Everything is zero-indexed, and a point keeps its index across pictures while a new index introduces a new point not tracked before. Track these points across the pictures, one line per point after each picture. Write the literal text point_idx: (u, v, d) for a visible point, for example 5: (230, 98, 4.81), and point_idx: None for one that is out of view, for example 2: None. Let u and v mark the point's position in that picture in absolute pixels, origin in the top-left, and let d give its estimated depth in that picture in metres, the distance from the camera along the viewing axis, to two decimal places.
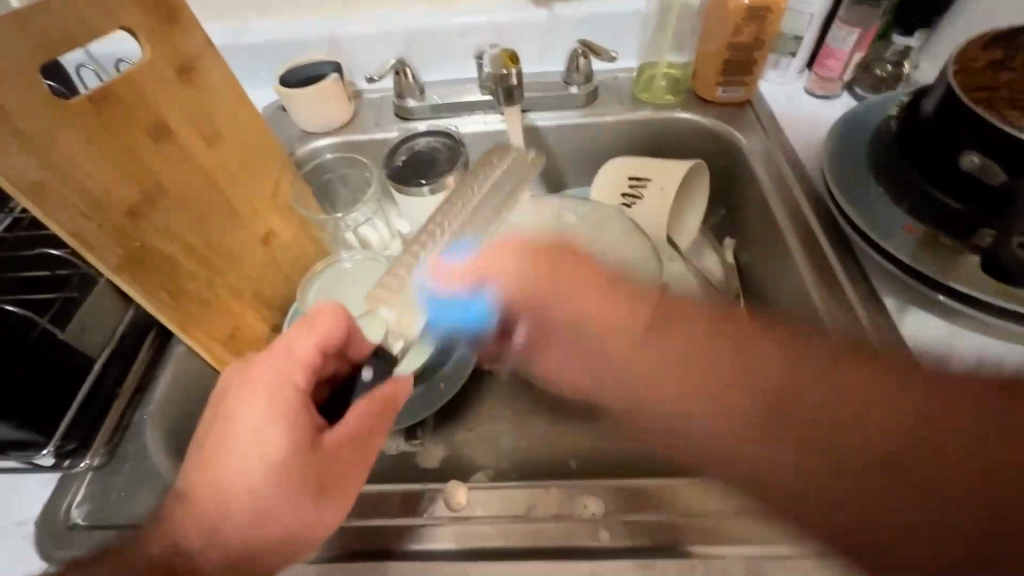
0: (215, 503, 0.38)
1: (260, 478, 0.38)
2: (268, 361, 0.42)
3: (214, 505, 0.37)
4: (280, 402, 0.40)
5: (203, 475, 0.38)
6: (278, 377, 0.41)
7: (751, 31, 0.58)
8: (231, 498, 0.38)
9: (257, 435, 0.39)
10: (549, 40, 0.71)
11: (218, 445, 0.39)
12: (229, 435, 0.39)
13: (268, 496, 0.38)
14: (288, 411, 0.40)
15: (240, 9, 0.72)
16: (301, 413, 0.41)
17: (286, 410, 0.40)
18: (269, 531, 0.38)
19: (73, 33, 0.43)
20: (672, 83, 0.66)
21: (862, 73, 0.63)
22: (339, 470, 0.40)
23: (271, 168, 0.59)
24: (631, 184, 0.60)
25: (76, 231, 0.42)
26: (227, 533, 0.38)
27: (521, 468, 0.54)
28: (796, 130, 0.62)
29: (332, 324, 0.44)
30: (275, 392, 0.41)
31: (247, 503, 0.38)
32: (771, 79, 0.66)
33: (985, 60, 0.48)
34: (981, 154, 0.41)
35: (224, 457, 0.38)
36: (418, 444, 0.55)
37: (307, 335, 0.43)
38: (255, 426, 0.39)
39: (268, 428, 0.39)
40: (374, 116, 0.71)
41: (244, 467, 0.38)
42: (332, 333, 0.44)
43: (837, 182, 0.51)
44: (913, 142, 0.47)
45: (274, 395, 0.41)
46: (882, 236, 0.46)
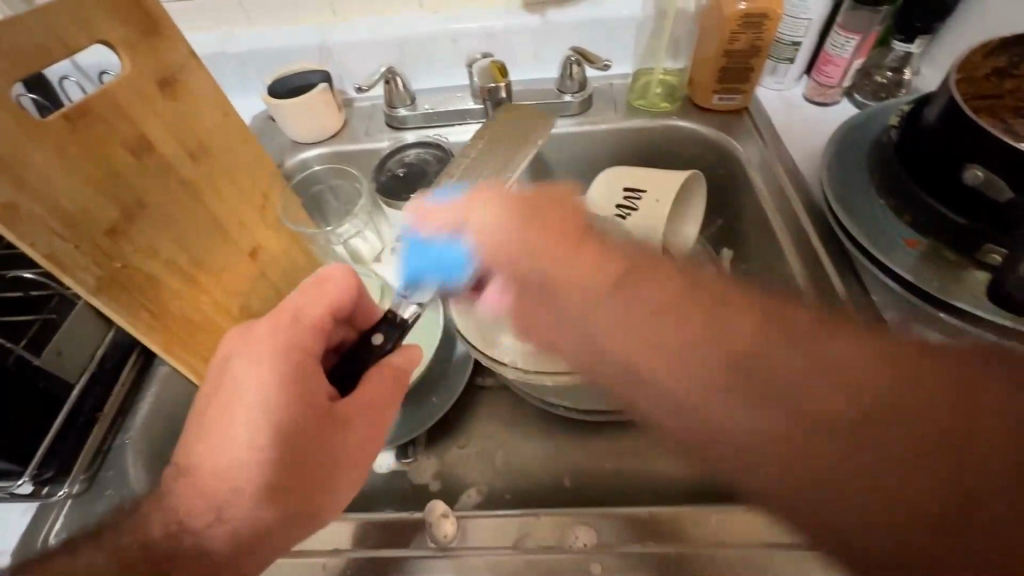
0: (226, 460, 0.37)
1: (271, 437, 0.37)
2: (279, 320, 0.42)
3: (222, 464, 0.37)
4: (294, 359, 0.40)
5: (213, 434, 0.37)
6: (294, 340, 0.41)
7: (748, 37, 0.56)
8: (240, 457, 0.37)
9: (269, 388, 0.38)
10: (542, 47, 0.69)
11: (229, 398, 0.38)
12: (238, 394, 0.38)
13: (279, 458, 0.37)
14: (299, 370, 0.40)
15: (227, 18, 0.71)
16: (310, 373, 0.40)
17: (300, 364, 0.40)
18: (276, 497, 0.36)
19: (46, 48, 0.42)
20: (668, 90, 0.65)
21: (861, 80, 0.61)
22: (344, 446, 0.39)
23: (258, 180, 0.58)
24: (625, 196, 0.58)
25: (50, 253, 0.41)
26: (231, 507, 0.36)
27: (515, 488, 0.52)
28: (794, 139, 0.60)
29: (345, 287, 0.45)
30: (288, 347, 0.41)
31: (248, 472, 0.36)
32: (769, 85, 0.65)
33: (988, 67, 0.47)
34: (985, 168, 0.40)
35: (232, 419, 0.37)
36: (411, 462, 0.53)
37: (320, 292, 0.44)
38: (266, 383, 0.39)
39: (280, 383, 0.39)
40: (365, 125, 0.69)
41: (255, 417, 0.37)
42: (342, 298, 0.45)
43: (835, 194, 0.49)
44: (914, 152, 0.46)
45: (287, 350, 0.40)
46: (883, 251, 0.45)
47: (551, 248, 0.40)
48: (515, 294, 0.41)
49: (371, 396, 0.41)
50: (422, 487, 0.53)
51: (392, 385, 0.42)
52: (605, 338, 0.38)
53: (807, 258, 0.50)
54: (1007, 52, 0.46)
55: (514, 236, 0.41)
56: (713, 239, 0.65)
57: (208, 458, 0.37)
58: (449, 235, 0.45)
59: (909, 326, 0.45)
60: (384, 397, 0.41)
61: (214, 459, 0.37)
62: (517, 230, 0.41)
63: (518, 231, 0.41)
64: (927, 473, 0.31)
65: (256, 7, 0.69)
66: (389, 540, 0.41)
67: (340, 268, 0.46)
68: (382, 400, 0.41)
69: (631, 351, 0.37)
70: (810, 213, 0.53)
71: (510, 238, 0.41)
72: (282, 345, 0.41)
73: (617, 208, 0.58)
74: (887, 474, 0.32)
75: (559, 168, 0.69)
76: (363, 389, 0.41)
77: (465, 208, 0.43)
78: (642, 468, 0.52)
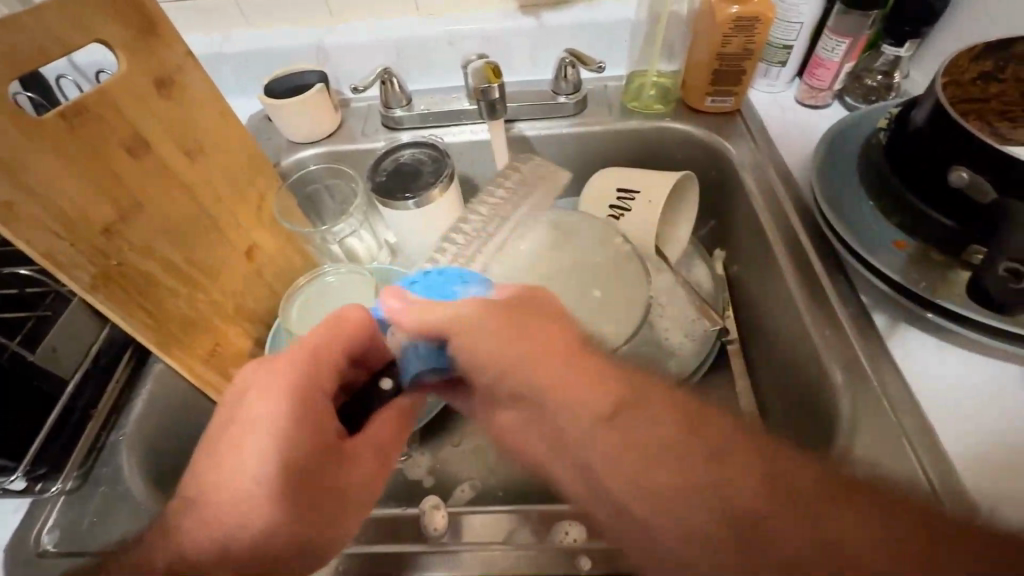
0: (233, 496, 0.37)
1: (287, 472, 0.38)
2: (292, 361, 0.42)
3: (233, 495, 0.37)
4: (308, 399, 0.41)
5: (221, 470, 0.37)
6: (309, 379, 0.42)
7: (740, 40, 0.57)
8: (252, 492, 0.37)
9: (285, 427, 0.39)
10: (537, 49, 0.70)
11: (237, 438, 0.38)
12: (252, 430, 0.38)
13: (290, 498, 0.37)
14: (314, 412, 0.40)
15: (224, 18, 0.71)
16: (324, 417, 0.41)
17: (313, 411, 0.40)
18: (285, 533, 0.37)
19: (45, 49, 0.42)
20: (662, 92, 0.66)
21: (852, 82, 0.62)
22: (355, 488, 0.41)
23: (254, 180, 0.58)
24: (619, 197, 0.59)
25: (46, 251, 0.41)
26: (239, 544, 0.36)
27: (507, 486, 0.53)
28: (786, 140, 0.61)
29: (360, 329, 0.45)
30: (303, 389, 0.41)
31: (255, 512, 0.36)
32: (761, 87, 0.66)
33: (975, 71, 0.47)
34: (971, 170, 0.40)
35: (239, 462, 0.37)
36: (404, 460, 0.54)
37: (339, 333, 0.44)
38: (280, 423, 0.39)
39: (295, 433, 0.39)
40: (361, 126, 0.70)
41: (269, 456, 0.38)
42: (355, 339, 0.45)
43: (824, 194, 0.50)
44: (902, 155, 0.46)
45: (301, 393, 0.41)
46: (872, 251, 0.46)
47: (528, 328, 0.42)
48: (511, 412, 0.45)
49: (377, 439, 0.43)
50: (416, 484, 0.53)
51: (394, 429, 0.44)
52: (583, 412, 0.39)
53: (797, 258, 0.50)
54: (995, 56, 0.46)
55: (522, 343, 0.41)
56: (705, 240, 0.66)
57: (214, 494, 0.37)
58: (433, 342, 0.44)
59: (897, 326, 0.45)
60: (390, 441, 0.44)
61: (220, 496, 0.37)
62: (493, 321, 0.42)
63: (552, 318, 0.43)
64: (852, 515, 0.32)
65: (253, 8, 0.70)
66: (381, 535, 0.42)
67: (357, 309, 0.45)
68: (385, 444, 0.43)
69: (575, 398, 0.39)
70: (800, 213, 0.53)
71: (475, 330, 0.42)
72: (297, 387, 0.41)
73: (611, 209, 0.59)
74: (780, 515, 0.33)
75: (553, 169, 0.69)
76: (372, 430, 0.43)
77: (461, 316, 0.43)
78: None
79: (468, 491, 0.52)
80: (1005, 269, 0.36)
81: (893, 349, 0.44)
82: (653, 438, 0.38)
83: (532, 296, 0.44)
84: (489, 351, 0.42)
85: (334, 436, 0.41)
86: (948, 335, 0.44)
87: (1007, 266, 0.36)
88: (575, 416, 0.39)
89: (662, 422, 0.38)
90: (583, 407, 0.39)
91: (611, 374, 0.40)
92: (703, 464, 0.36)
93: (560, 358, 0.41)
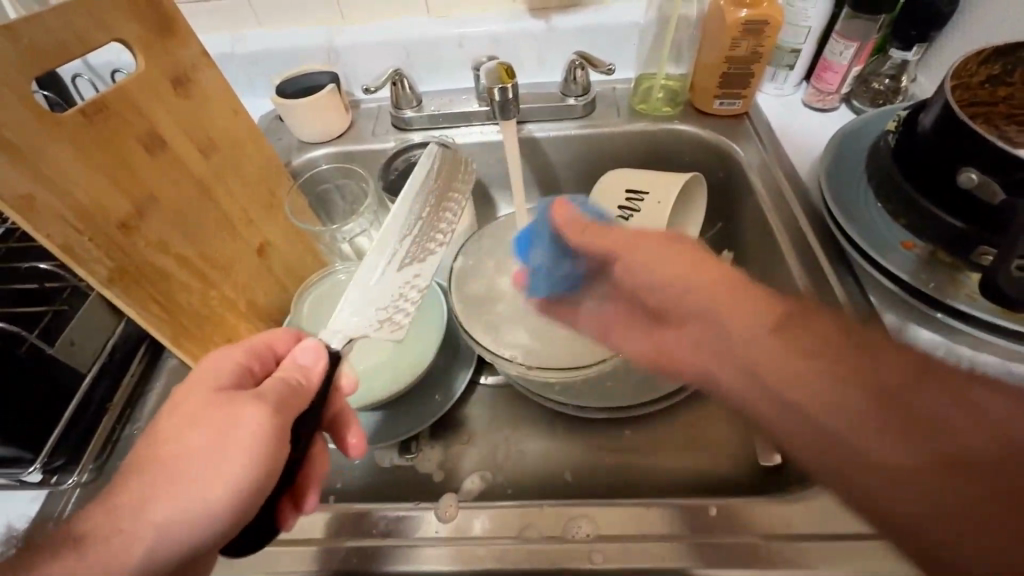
0: (133, 487, 0.34)
1: (189, 451, 0.35)
2: (208, 370, 0.40)
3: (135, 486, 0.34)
4: (215, 386, 0.39)
5: (128, 470, 0.35)
6: (222, 380, 0.40)
7: (748, 43, 0.58)
8: (150, 484, 0.34)
9: (183, 411, 0.37)
10: (546, 51, 0.70)
11: (157, 438, 0.36)
12: (166, 424, 0.37)
13: (187, 472, 0.34)
14: (216, 393, 0.38)
15: (237, 19, 0.72)
16: (231, 401, 0.37)
17: (220, 401, 0.37)
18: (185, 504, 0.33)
19: (66, 46, 0.43)
20: (670, 94, 0.66)
21: (860, 86, 0.62)
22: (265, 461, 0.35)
23: (266, 178, 0.59)
24: (628, 197, 0.59)
25: (64, 245, 0.41)
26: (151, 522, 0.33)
27: (516, 483, 0.53)
28: (793, 143, 0.62)
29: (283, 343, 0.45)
30: (213, 389, 0.39)
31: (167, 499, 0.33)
32: (769, 91, 0.67)
33: (984, 75, 0.48)
34: (980, 171, 0.40)
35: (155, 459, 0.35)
36: (413, 457, 0.55)
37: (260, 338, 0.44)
38: (183, 412, 0.37)
39: (196, 427, 0.36)
40: (371, 126, 0.70)
41: (174, 441, 0.35)
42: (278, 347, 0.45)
43: (833, 197, 0.51)
44: (909, 157, 0.47)
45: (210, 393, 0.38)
46: (881, 253, 0.46)
47: (638, 246, 0.39)
48: (640, 339, 0.43)
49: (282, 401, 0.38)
50: (427, 478, 0.53)
51: (292, 395, 0.39)
52: (703, 297, 0.36)
53: (805, 258, 0.50)
54: (1003, 59, 0.47)
55: (610, 237, 0.41)
56: (714, 241, 0.66)
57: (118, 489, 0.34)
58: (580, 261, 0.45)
59: (906, 327, 0.45)
60: (294, 398, 0.39)
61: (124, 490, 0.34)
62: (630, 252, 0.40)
63: (631, 233, 0.40)
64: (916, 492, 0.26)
65: (265, 9, 0.71)
66: (395, 532, 0.42)
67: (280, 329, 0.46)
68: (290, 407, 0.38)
69: (660, 271, 0.38)
70: (808, 215, 0.54)
71: (629, 253, 0.40)
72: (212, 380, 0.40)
73: (620, 208, 0.59)
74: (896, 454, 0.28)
75: (562, 170, 0.70)
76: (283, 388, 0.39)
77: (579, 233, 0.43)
78: (643, 465, 0.52)
79: (477, 485, 0.52)
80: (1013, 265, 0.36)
81: (903, 350, 0.44)
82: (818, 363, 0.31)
83: (708, 263, 0.37)
84: (658, 263, 0.38)
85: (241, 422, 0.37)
86: (956, 335, 0.45)
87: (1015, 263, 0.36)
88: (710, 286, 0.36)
89: (805, 342, 0.32)
90: (650, 251, 0.38)
91: (808, 334, 0.32)
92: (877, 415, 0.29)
93: (700, 282, 0.36)
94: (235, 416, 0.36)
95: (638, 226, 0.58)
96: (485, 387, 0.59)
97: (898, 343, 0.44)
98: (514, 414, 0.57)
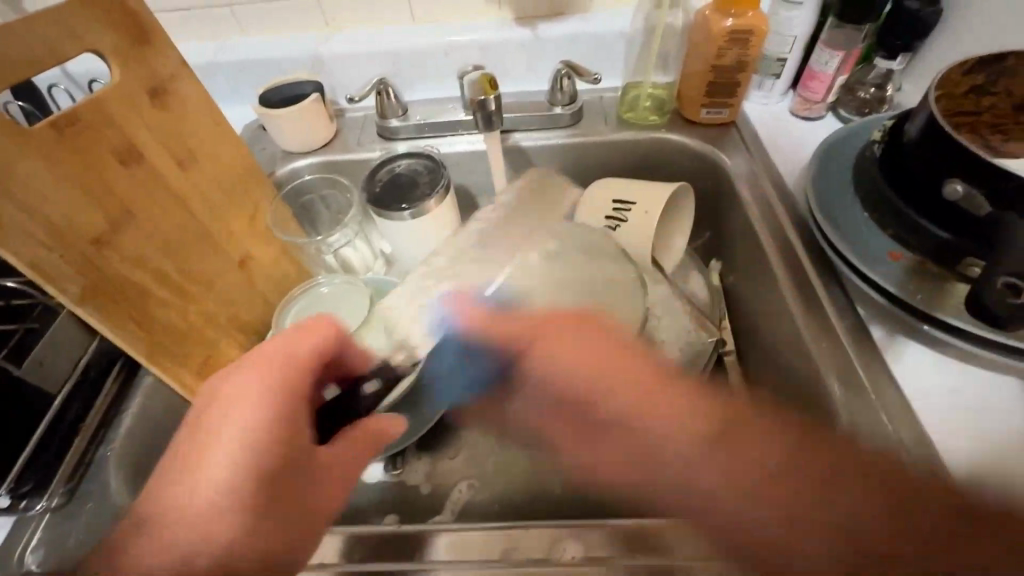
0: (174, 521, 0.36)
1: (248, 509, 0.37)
2: (266, 363, 0.42)
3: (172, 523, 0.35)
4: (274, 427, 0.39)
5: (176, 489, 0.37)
6: (278, 384, 0.41)
7: (735, 53, 0.58)
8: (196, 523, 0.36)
9: (246, 414, 0.39)
10: (533, 60, 0.70)
11: (213, 428, 0.39)
12: (228, 418, 0.39)
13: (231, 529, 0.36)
14: (273, 403, 0.40)
15: (219, 28, 0.71)
16: (291, 415, 0.40)
17: (284, 406, 0.40)
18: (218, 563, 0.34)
19: (35, 58, 0.42)
20: (657, 103, 0.66)
21: (845, 95, 0.62)
22: (306, 504, 0.38)
23: (247, 189, 0.58)
24: (615, 207, 0.59)
25: (34, 263, 0.40)
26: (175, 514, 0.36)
27: (502, 500, 0.52)
28: (780, 152, 0.61)
29: (329, 335, 0.45)
30: (274, 390, 0.41)
31: (207, 496, 0.36)
32: (755, 99, 0.67)
33: (968, 85, 0.48)
34: (965, 183, 0.40)
35: (204, 451, 0.38)
36: (399, 474, 0.54)
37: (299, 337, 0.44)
38: (255, 414, 0.39)
39: (265, 424, 0.39)
40: (357, 135, 0.70)
41: (232, 439, 0.38)
42: (326, 345, 0.45)
43: (820, 208, 0.50)
44: (897, 168, 0.46)
45: (273, 395, 0.41)
46: (870, 265, 0.45)
47: (567, 334, 0.43)
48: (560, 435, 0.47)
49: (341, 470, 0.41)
50: (414, 493, 0.53)
51: (357, 449, 0.41)
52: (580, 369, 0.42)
53: (793, 269, 0.50)
54: (985, 70, 0.47)
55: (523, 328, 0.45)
56: (702, 250, 0.66)
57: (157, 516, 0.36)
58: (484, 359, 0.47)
59: (893, 339, 0.45)
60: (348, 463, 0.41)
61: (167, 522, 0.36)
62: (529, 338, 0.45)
63: (539, 322, 0.45)
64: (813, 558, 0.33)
65: (248, 17, 0.70)
66: (395, 553, 0.41)
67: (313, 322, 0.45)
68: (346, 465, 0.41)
69: (567, 363, 0.42)
70: (797, 225, 0.53)
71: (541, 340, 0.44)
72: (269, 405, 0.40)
73: (607, 219, 0.58)
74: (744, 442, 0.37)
75: (550, 179, 0.70)
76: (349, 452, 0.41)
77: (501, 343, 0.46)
78: None
79: (465, 489, 0.53)
80: (1003, 281, 0.35)
81: (890, 361, 0.43)
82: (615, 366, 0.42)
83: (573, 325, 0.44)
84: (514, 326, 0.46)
85: (299, 434, 0.40)
86: (945, 348, 0.44)
87: (1004, 279, 0.35)
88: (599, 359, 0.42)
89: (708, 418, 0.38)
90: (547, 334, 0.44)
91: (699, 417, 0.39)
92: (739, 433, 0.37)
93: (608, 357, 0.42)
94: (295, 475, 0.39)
95: (626, 236, 0.57)
96: None
97: (884, 355, 0.44)
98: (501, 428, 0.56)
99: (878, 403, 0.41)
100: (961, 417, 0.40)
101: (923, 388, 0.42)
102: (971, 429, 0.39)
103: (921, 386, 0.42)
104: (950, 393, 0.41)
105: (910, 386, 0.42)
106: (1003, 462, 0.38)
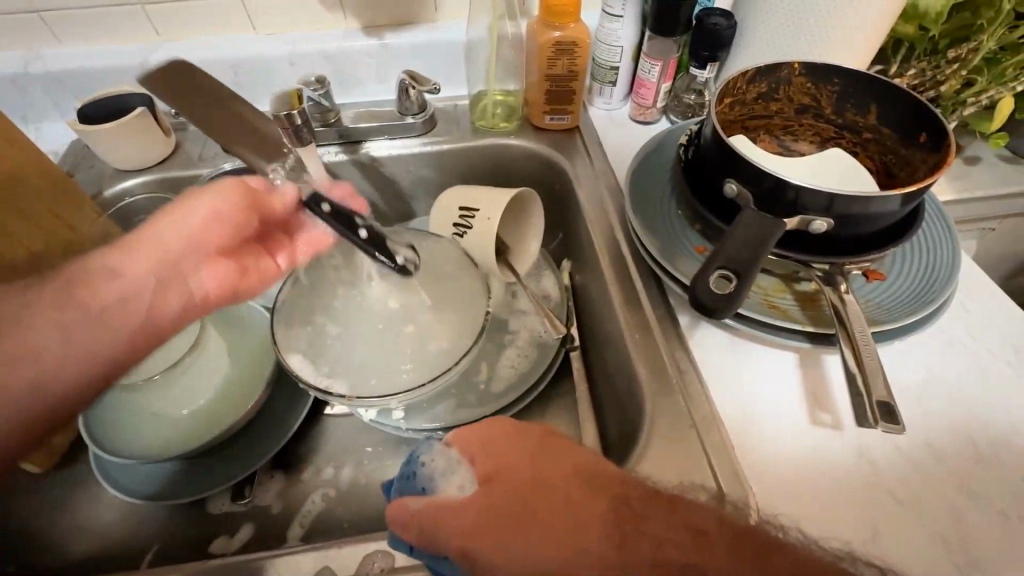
0: (139, 321, 0.44)
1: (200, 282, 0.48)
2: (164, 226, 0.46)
3: (105, 314, 0.42)
4: (173, 259, 0.46)
5: (37, 318, 0.39)
6: (160, 264, 0.46)
7: (564, 63, 0.61)
8: (143, 309, 0.44)
9: (137, 261, 0.45)
10: (383, 69, 0.70)
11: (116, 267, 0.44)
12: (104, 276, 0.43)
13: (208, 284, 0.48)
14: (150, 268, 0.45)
15: (30, 36, 0.65)
16: (171, 264, 0.46)
17: (158, 260, 0.46)
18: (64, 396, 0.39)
19: None
20: (507, 110, 0.68)
21: (672, 101, 0.68)
22: (139, 238, 0.46)
23: (56, 212, 0.54)
24: (461, 214, 0.59)
25: None
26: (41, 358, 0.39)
27: (353, 516, 0.53)
28: (618, 155, 0.65)
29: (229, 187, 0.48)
30: (166, 254, 0.46)
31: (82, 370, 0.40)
32: (598, 105, 0.70)
33: (754, 92, 0.54)
34: (738, 183, 0.44)
35: (110, 269, 0.44)
36: (247, 502, 0.52)
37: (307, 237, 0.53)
38: (125, 269, 0.44)
39: (130, 259, 0.45)
40: (199, 149, 0.66)
41: (108, 267, 0.44)
42: (232, 202, 0.48)
43: (638, 209, 0.54)
44: (694, 170, 0.51)
45: (163, 260, 0.46)
46: (676, 259, 0.50)
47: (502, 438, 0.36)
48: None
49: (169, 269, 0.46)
50: (266, 514, 0.52)
51: (208, 236, 0.48)
52: (549, 491, 0.33)
53: (618, 267, 0.53)
54: (765, 79, 0.53)
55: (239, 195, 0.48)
56: (555, 251, 0.69)
57: (66, 344, 0.40)
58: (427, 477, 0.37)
59: (697, 325, 0.49)
60: (165, 268, 0.46)
61: (124, 322, 0.43)
62: (476, 456, 0.36)
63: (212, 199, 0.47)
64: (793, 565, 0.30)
65: (62, 25, 0.64)
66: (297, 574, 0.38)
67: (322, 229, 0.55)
68: (200, 246, 0.47)
69: (504, 462, 0.35)
70: (623, 223, 0.57)
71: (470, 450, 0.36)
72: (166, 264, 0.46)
73: (454, 226, 0.59)
74: (645, 558, 0.30)
75: (409, 189, 0.70)
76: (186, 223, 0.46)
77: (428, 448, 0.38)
78: None
79: (320, 501, 0.53)
80: (716, 273, 0.41)
81: (693, 345, 0.47)
82: (570, 491, 0.33)
83: (553, 444, 0.36)
84: (496, 456, 0.35)
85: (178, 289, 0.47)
86: (740, 331, 0.48)
87: (717, 270, 0.41)
88: (538, 476, 0.34)
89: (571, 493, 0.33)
90: (509, 457, 0.35)
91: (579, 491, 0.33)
92: (643, 540, 0.30)
93: (551, 476, 0.34)
94: (122, 273, 0.44)
95: (472, 243, 0.59)
96: (328, 418, 0.58)
97: (687, 341, 0.48)
98: (355, 445, 0.56)
99: (678, 384, 0.45)
100: (748, 392, 0.45)
101: (720, 367, 0.46)
102: (755, 402, 0.44)
103: (718, 365, 0.46)
104: (740, 371, 0.46)
105: (710, 367, 0.46)
106: (777, 427, 0.43)
